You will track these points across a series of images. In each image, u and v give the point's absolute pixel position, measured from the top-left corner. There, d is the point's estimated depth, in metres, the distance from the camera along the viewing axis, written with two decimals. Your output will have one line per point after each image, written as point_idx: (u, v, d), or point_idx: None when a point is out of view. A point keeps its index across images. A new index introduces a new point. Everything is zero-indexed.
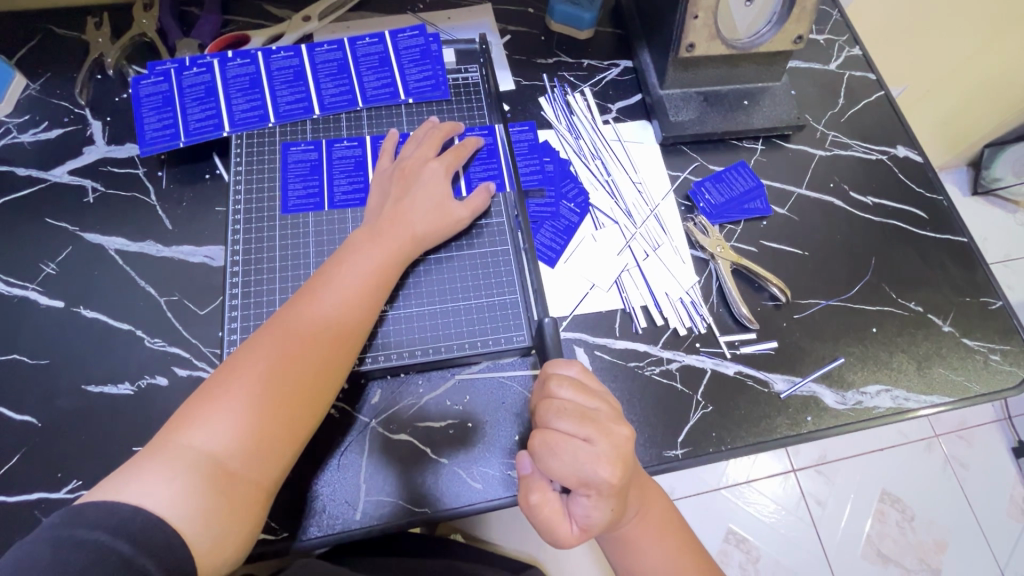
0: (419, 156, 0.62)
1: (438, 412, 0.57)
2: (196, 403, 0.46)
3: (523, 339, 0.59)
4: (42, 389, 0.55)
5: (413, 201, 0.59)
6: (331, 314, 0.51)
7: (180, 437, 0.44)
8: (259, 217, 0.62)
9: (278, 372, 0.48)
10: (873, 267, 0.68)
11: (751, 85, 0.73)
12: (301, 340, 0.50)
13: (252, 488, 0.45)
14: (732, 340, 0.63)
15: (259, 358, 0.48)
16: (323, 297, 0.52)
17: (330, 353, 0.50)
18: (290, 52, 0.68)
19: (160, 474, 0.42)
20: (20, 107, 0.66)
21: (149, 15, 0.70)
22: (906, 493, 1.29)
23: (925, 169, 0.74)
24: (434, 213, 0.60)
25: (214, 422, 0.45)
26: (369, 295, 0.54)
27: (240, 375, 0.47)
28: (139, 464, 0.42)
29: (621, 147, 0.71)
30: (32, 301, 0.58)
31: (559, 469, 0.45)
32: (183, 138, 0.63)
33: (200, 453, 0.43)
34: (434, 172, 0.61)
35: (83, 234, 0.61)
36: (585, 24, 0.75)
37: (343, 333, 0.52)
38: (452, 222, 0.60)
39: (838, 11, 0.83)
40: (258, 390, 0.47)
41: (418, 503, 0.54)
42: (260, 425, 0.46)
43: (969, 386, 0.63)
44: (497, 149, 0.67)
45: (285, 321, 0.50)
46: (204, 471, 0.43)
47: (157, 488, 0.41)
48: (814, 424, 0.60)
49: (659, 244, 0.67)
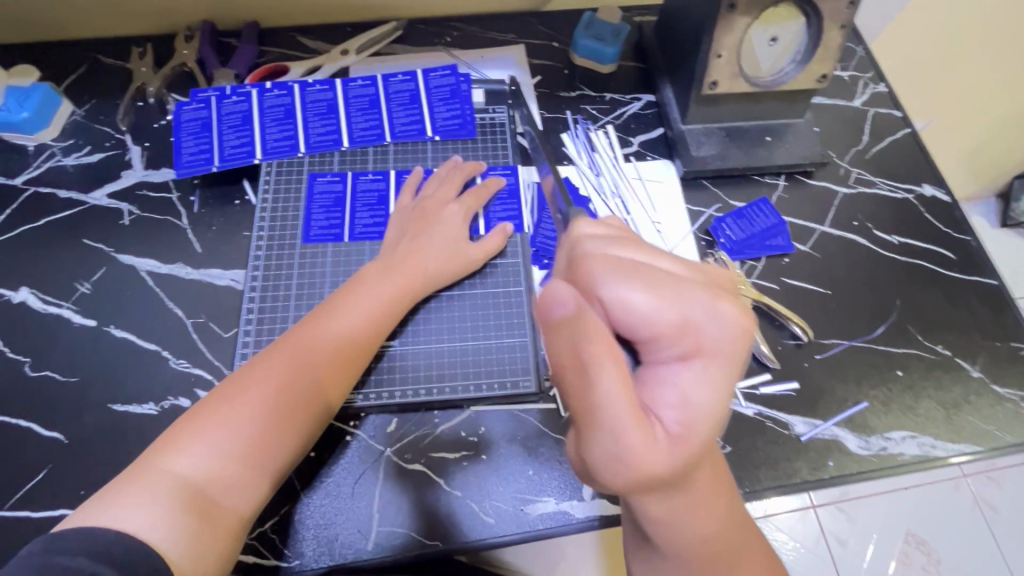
0: (440, 197, 0.64)
1: (453, 443, 0.57)
2: (188, 426, 0.46)
3: (529, 385, 0.58)
4: (70, 407, 0.57)
5: (427, 239, 0.60)
6: (336, 342, 0.53)
7: (171, 454, 0.45)
8: (291, 241, 0.64)
9: (272, 400, 0.48)
10: (898, 309, 0.67)
11: (774, 121, 0.73)
12: (297, 369, 0.50)
13: (231, 518, 0.45)
14: (752, 384, 0.61)
15: (254, 385, 0.49)
16: (331, 325, 0.53)
17: (325, 383, 0.51)
18: (325, 86, 0.70)
19: (147, 489, 0.43)
20: (65, 132, 0.70)
21: (190, 47, 0.74)
22: (932, 535, 1.24)
23: (951, 209, 0.73)
24: (446, 252, 0.61)
25: (210, 440, 0.46)
26: (372, 327, 0.55)
27: (232, 400, 0.48)
28: (131, 477, 0.43)
29: (642, 185, 0.71)
30: (65, 319, 0.60)
31: (641, 286, 0.37)
32: (218, 163, 0.66)
33: (183, 478, 0.44)
34: (453, 214, 0.63)
35: (117, 255, 0.64)
36: (608, 59, 0.76)
37: (342, 363, 0.53)
38: (462, 261, 0.61)
39: (864, 49, 0.83)
40: (255, 411, 0.48)
41: (429, 536, 0.53)
42: (247, 453, 0.46)
43: (1001, 436, 0.61)
44: (519, 190, 0.68)
45: (286, 346, 0.52)
46: (191, 492, 0.44)
47: (138, 509, 0.42)
48: (836, 470, 0.59)
49: None
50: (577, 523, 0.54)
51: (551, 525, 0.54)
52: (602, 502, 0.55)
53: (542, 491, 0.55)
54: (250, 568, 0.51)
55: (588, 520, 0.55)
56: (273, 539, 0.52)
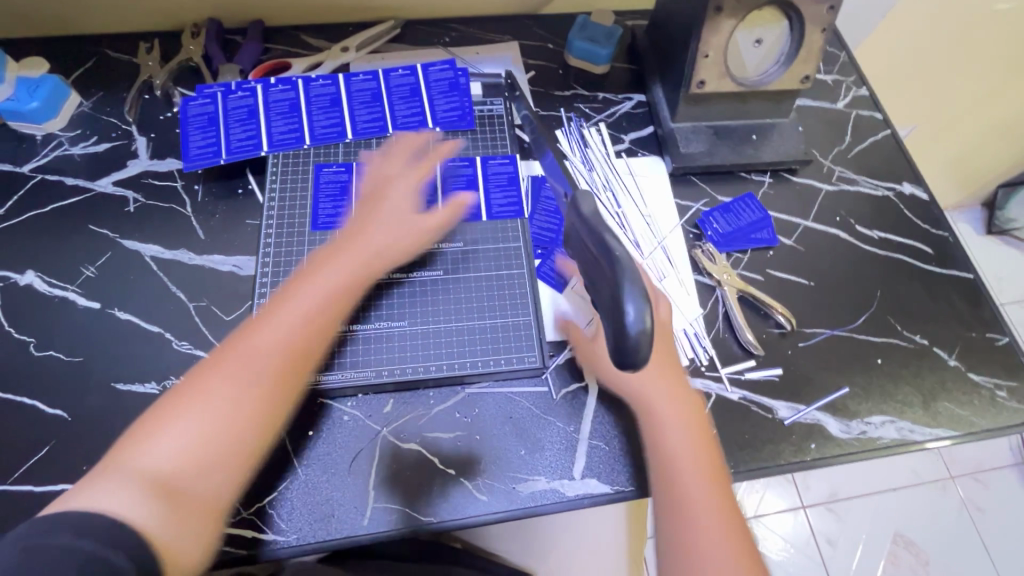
0: (386, 176, 0.65)
1: (447, 424, 0.59)
2: (150, 419, 0.45)
3: (534, 359, 0.60)
4: (74, 385, 0.58)
5: (380, 219, 0.61)
6: (298, 321, 0.52)
7: (134, 452, 0.44)
8: (298, 228, 0.65)
9: (243, 379, 0.48)
10: (878, 300, 0.69)
11: (760, 121, 0.76)
12: (265, 350, 0.50)
13: (216, 492, 0.45)
14: (736, 372, 0.64)
15: (222, 368, 0.48)
16: (286, 307, 0.53)
17: (295, 359, 0.51)
18: (328, 80, 0.72)
19: (110, 488, 0.40)
20: (72, 122, 0.72)
21: (196, 42, 0.76)
22: (919, 536, 1.28)
23: (930, 206, 0.76)
24: (400, 231, 0.61)
25: (175, 432, 0.45)
26: (335, 305, 0.55)
27: (204, 383, 0.48)
28: (88, 480, 0.41)
29: (632, 180, 0.73)
30: (71, 302, 0.62)
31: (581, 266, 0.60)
32: (225, 156, 0.68)
33: (160, 461, 0.43)
34: (400, 191, 0.63)
35: (122, 240, 0.65)
36: (601, 60, 0.79)
37: (304, 342, 0.52)
38: (418, 236, 0.62)
39: (846, 54, 0.86)
40: (220, 397, 0.47)
41: (423, 512, 0.55)
42: (225, 429, 0.46)
43: (976, 422, 0.64)
44: (518, 178, 0.70)
45: (248, 330, 0.51)
46: (164, 481, 0.43)
47: (118, 493, 0.40)
48: (818, 452, 0.61)
49: (666, 276, 0.68)
50: (567, 501, 0.56)
51: (543, 503, 0.56)
52: (592, 481, 0.57)
53: (534, 470, 0.57)
54: (248, 542, 0.52)
55: (579, 498, 0.56)
56: (271, 514, 0.54)
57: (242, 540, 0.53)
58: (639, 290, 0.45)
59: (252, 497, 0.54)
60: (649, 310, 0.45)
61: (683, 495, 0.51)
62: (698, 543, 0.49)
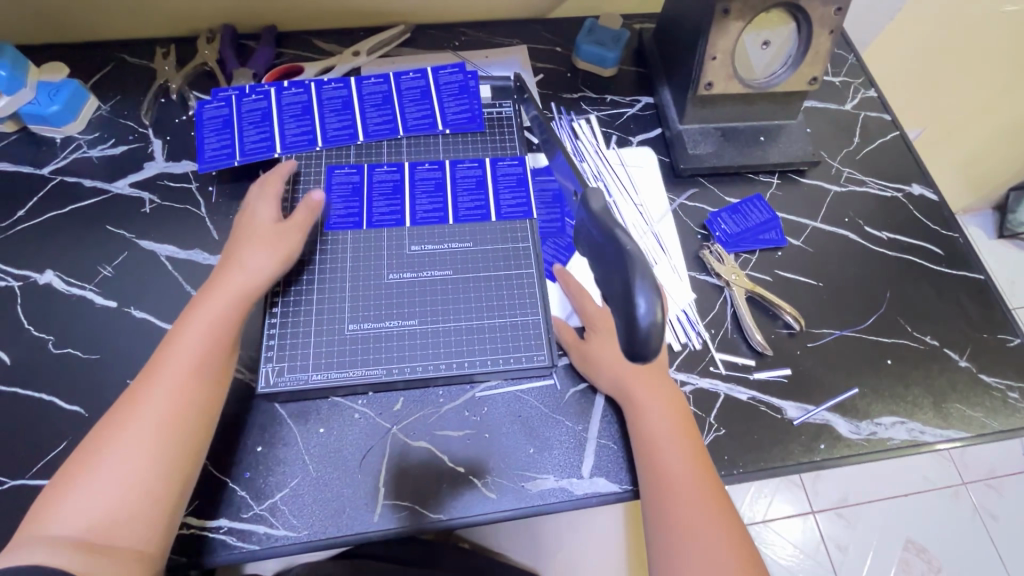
0: (256, 199, 0.64)
1: (456, 422, 0.59)
2: (60, 482, 0.47)
3: (543, 359, 0.60)
4: (90, 382, 0.59)
5: (244, 240, 0.60)
6: (184, 356, 0.52)
7: (47, 513, 0.46)
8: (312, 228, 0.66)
9: (137, 422, 0.49)
10: (887, 301, 0.69)
11: (768, 122, 0.76)
12: (132, 392, 0.51)
13: (143, 525, 0.46)
14: (734, 362, 0.64)
15: (116, 419, 0.49)
16: (169, 346, 0.53)
17: (187, 389, 0.51)
18: (340, 84, 0.74)
19: (24, 551, 0.43)
20: (91, 125, 0.73)
21: (211, 47, 0.78)
22: (931, 543, 1.27)
23: (940, 208, 0.76)
24: (269, 244, 0.59)
25: (83, 488, 0.46)
26: (215, 332, 0.54)
27: (103, 436, 0.48)
28: (9, 547, 0.44)
29: (624, 170, 0.74)
30: (88, 301, 0.63)
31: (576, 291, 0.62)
32: (239, 157, 0.69)
33: (75, 512, 0.45)
34: (262, 210, 0.62)
35: (138, 241, 0.67)
36: (608, 63, 0.80)
37: (190, 370, 0.52)
38: (288, 246, 0.60)
39: (854, 56, 0.86)
40: (118, 445, 0.48)
41: (433, 509, 0.55)
42: (132, 469, 0.47)
43: (987, 423, 0.63)
44: (527, 179, 0.71)
45: (140, 376, 0.52)
46: (79, 535, 0.44)
47: (40, 550, 0.43)
48: (827, 452, 0.61)
49: (657, 262, 0.69)
50: (576, 500, 0.56)
51: (552, 501, 0.56)
52: (601, 480, 0.57)
53: (543, 469, 0.57)
54: (259, 537, 0.53)
55: (587, 497, 0.56)
56: (281, 510, 0.54)
57: (254, 536, 0.53)
58: (651, 282, 0.43)
59: (263, 493, 0.55)
60: (661, 303, 0.42)
61: (662, 475, 0.53)
62: (682, 520, 0.51)
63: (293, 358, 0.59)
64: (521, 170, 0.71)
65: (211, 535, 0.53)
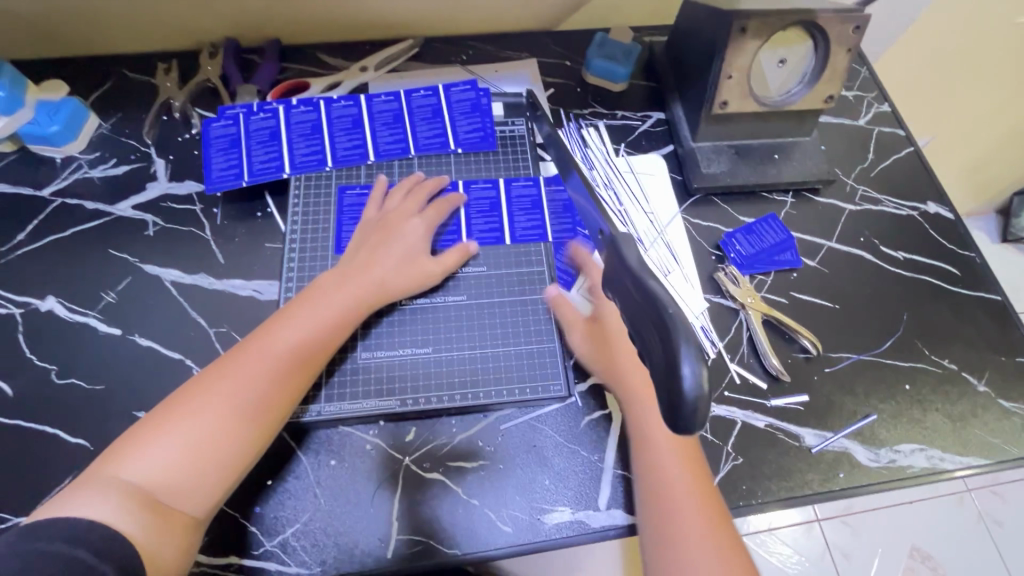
0: (403, 210, 0.64)
1: (470, 453, 0.58)
2: (143, 432, 0.47)
3: (559, 388, 0.60)
4: (95, 413, 0.58)
5: (385, 252, 0.61)
6: (294, 345, 0.53)
7: (123, 458, 0.45)
8: (327, 251, 0.65)
9: (236, 392, 0.49)
10: (905, 323, 0.68)
11: (782, 139, 0.75)
12: (241, 360, 0.51)
13: (191, 509, 0.46)
14: (748, 381, 0.63)
15: (224, 383, 0.49)
16: (280, 330, 0.53)
17: (287, 376, 0.52)
18: (349, 101, 0.72)
19: (94, 495, 0.43)
20: (91, 145, 0.71)
21: (214, 63, 0.76)
22: (936, 550, 1.26)
23: (955, 226, 0.75)
24: (402, 265, 0.61)
25: (163, 442, 0.46)
26: (333, 328, 0.55)
27: (203, 394, 0.49)
28: (83, 484, 0.44)
29: (634, 178, 0.74)
30: (91, 328, 0.62)
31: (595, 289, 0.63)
32: (247, 177, 0.68)
33: (134, 484, 0.44)
34: (415, 228, 0.63)
35: (142, 265, 0.65)
36: (619, 78, 0.78)
37: (302, 358, 0.53)
38: (421, 273, 0.61)
39: (867, 69, 0.85)
40: (206, 419, 0.48)
41: (446, 544, 0.54)
42: (211, 443, 0.47)
43: (1007, 449, 0.62)
44: (542, 201, 0.69)
45: (255, 346, 0.52)
46: (144, 490, 0.44)
47: (104, 500, 0.43)
48: (846, 481, 0.60)
49: (670, 271, 0.68)
50: (593, 532, 0.55)
51: (568, 534, 0.55)
52: (617, 512, 0.56)
53: (559, 501, 0.56)
54: (272, 575, 0.52)
55: (603, 529, 0.55)
56: (293, 547, 0.53)
57: (264, 573, 0.52)
58: (694, 346, 0.40)
59: (274, 529, 0.54)
60: (705, 370, 0.39)
61: (658, 467, 0.53)
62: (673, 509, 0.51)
63: (342, 386, 0.58)
64: (535, 189, 0.70)
65: (222, 574, 0.52)
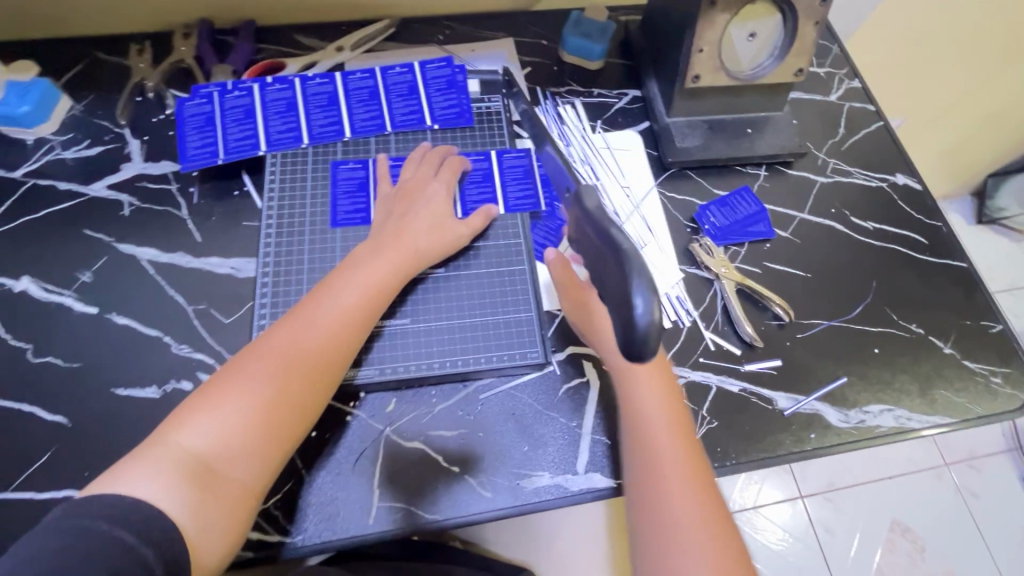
0: (422, 178, 0.65)
1: (449, 422, 0.59)
2: (194, 405, 0.46)
3: (537, 355, 0.61)
4: (73, 391, 0.58)
5: (414, 217, 0.62)
6: (340, 315, 0.53)
7: (175, 432, 0.45)
8: (324, 223, 0.66)
9: (287, 362, 0.49)
10: (874, 290, 0.70)
11: (754, 114, 0.76)
12: (289, 330, 0.51)
13: (240, 486, 0.45)
14: (722, 348, 0.65)
15: (275, 354, 0.49)
16: (328, 299, 0.54)
17: (335, 344, 0.52)
18: (325, 79, 0.72)
19: (150, 467, 0.43)
20: (64, 126, 0.71)
21: (188, 43, 0.76)
22: (915, 522, 1.30)
23: (923, 197, 0.77)
24: (433, 229, 0.62)
25: (215, 416, 0.46)
26: (377, 296, 0.56)
27: (252, 365, 0.49)
28: (135, 459, 0.43)
29: (610, 153, 0.75)
30: (67, 308, 0.61)
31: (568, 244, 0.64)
32: (222, 155, 0.68)
33: (190, 456, 0.44)
34: (437, 192, 0.64)
35: (118, 244, 0.65)
36: (595, 56, 0.79)
37: (346, 328, 0.53)
38: (450, 239, 0.62)
39: (838, 46, 0.87)
40: (259, 386, 0.48)
41: (425, 510, 0.55)
42: (265, 415, 0.47)
43: (971, 408, 0.65)
44: (533, 171, 0.70)
45: (300, 315, 0.52)
46: (196, 465, 0.44)
47: (155, 475, 0.42)
48: (817, 441, 0.61)
49: (646, 243, 0.70)
50: (571, 495, 0.56)
51: (547, 497, 0.56)
52: (595, 475, 0.57)
53: (538, 466, 0.57)
54: (253, 544, 0.52)
55: (582, 492, 0.57)
56: (274, 516, 0.53)
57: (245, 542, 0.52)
58: (647, 280, 0.43)
59: None
60: (658, 302, 0.42)
61: (643, 436, 0.54)
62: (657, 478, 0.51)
63: None
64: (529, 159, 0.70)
65: None
